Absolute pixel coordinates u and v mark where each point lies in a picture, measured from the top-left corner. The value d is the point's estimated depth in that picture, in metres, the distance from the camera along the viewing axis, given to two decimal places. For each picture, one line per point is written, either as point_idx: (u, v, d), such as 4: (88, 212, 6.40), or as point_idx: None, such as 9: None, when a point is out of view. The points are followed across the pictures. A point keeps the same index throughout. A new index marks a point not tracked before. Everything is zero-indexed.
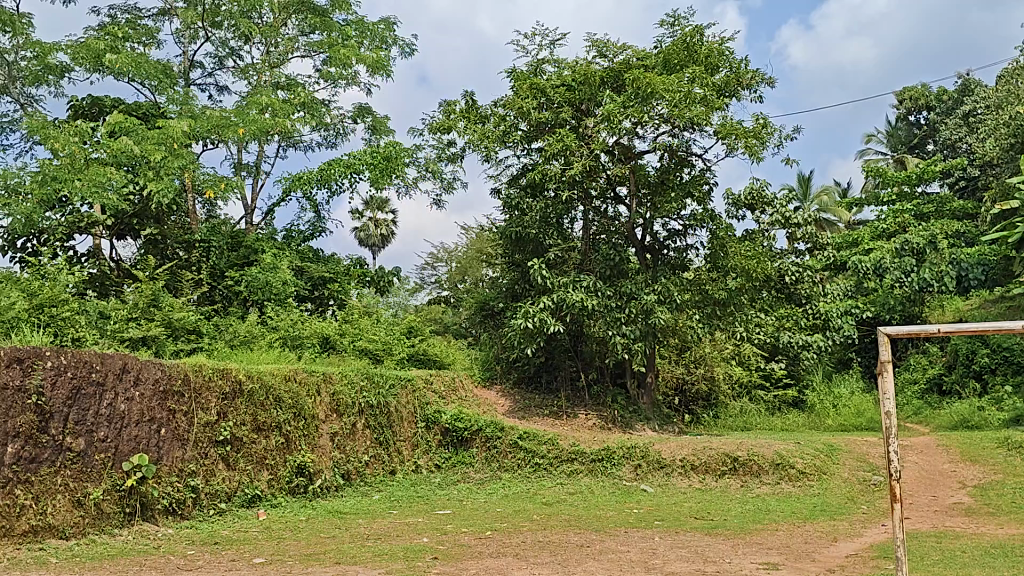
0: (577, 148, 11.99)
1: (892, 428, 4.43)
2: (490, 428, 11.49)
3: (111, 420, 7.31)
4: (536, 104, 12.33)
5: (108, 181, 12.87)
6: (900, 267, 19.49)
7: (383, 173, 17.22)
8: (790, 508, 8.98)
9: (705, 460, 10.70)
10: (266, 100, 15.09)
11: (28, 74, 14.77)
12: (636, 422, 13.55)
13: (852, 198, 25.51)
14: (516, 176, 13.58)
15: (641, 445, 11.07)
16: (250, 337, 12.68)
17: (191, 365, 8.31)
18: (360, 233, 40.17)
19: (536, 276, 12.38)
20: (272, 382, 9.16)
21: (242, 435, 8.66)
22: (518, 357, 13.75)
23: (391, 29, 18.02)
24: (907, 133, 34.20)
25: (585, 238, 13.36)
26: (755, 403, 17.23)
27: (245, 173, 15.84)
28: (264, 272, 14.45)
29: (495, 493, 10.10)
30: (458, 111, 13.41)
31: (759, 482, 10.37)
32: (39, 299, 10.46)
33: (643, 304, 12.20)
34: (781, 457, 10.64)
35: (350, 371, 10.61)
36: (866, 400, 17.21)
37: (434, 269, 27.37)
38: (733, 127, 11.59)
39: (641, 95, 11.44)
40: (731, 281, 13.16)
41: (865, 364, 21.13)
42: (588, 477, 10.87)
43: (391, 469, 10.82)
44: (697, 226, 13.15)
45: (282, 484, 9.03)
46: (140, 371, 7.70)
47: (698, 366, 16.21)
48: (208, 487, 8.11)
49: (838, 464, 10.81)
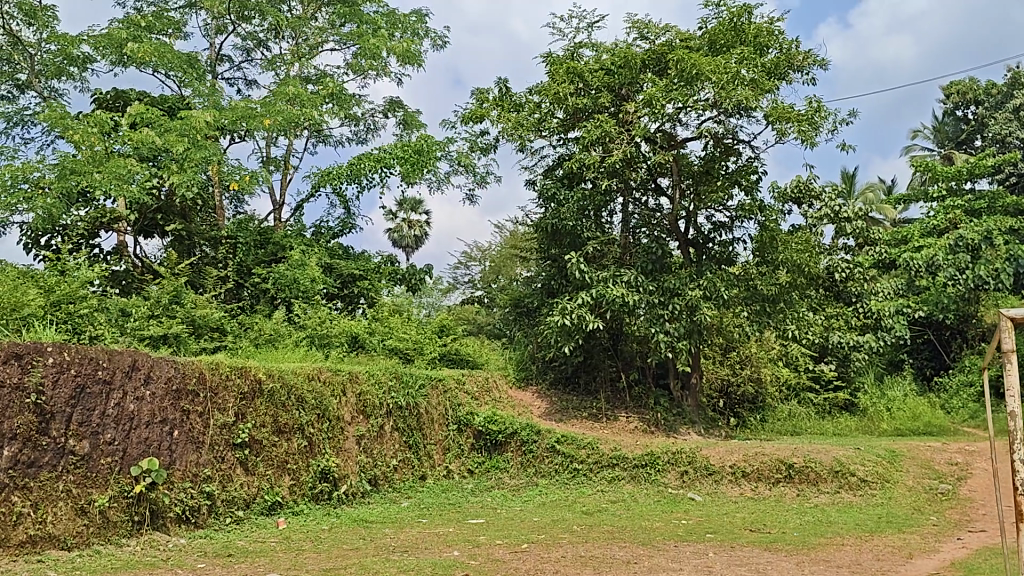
0: (617, 134, 11.37)
1: (1015, 434, 3.74)
2: (526, 431, 10.88)
3: (119, 422, 6.79)
4: (573, 89, 11.75)
5: (131, 174, 12.41)
6: (955, 265, 18.36)
7: (414, 168, 16.66)
8: (854, 520, 8.26)
9: (757, 467, 9.98)
10: (293, 91, 14.62)
11: (52, 67, 14.45)
12: (680, 426, 12.84)
13: (898, 195, 24.59)
14: (552, 167, 12.98)
15: (688, 451, 10.40)
16: (275, 336, 12.17)
17: (207, 363, 7.79)
18: (394, 234, 39.79)
19: (573, 270, 11.78)
20: (294, 381, 8.62)
21: (262, 437, 8.10)
22: (555, 356, 13.22)
23: (423, 20, 17.45)
24: (954, 128, 33.06)
25: (625, 232, 12.72)
26: (804, 406, 16.45)
27: (273, 167, 15.37)
28: (292, 269, 13.98)
29: (532, 500, 9.48)
30: (491, 99, 12.82)
31: (816, 491, 9.64)
32: (56, 296, 10.05)
33: (687, 300, 11.54)
34: (839, 464, 9.91)
35: (377, 370, 10.06)
36: (921, 404, 16.36)
37: (467, 269, 26.84)
38: (784, 111, 10.86)
39: (685, 77, 10.76)
40: (781, 276, 12.44)
41: (917, 366, 20.29)
42: (631, 484, 10.21)
43: (421, 474, 10.25)
44: (745, 218, 12.44)
45: (305, 491, 8.45)
46: (151, 369, 7.18)
47: (743, 367, 15.57)
48: (224, 493, 7.56)
49: (901, 472, 10.04)
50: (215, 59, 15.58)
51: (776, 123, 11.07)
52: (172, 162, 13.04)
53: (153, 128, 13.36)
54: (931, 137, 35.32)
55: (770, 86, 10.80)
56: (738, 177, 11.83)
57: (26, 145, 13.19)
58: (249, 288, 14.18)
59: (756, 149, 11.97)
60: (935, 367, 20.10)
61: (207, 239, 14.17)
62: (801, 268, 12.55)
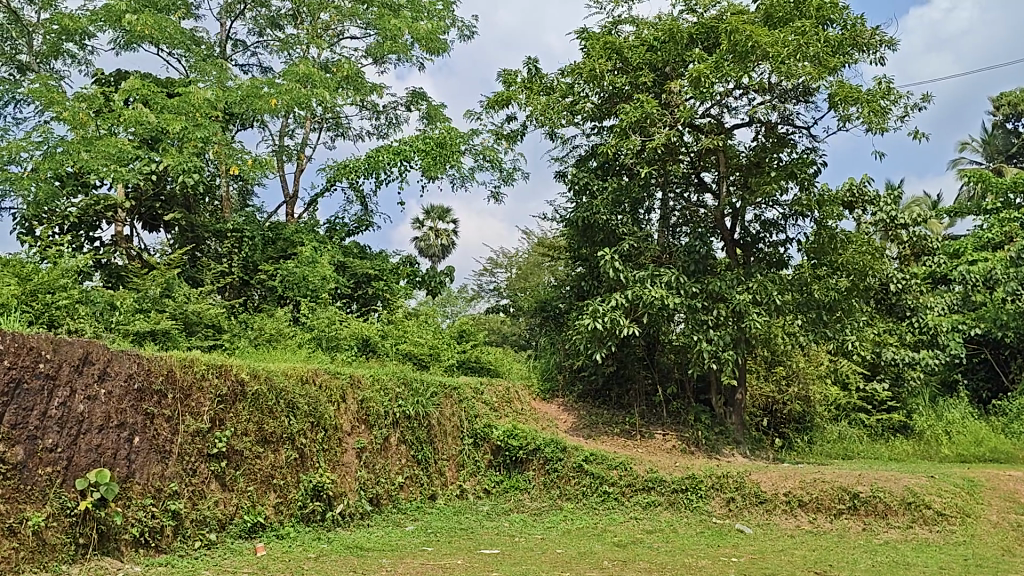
0: (659, 116, 10.15)
1: None
2: (550, 448, 9.70)
3: (63, 425, 5.69)
4: (610, 67, 10.60)
5: (123, 154, 11.36)
6: (1018, 279, 16.29)
7: (436, 161, 15.55)
8: (935, 562, 7.02)
9: (816, 495, 8.71)
10: (304, 71, 13.53)
11: (51, 46, 13.51)
12: (723, 445, 11.55)
13: (949, 210, 23.17)
14: (585, 157, 11.83)
15: (735, 475, 9.17)
16: (277, 336, 11.07)
17: (180, 359, 6.68)
18: (421, 243, 38.76)
19: (607, 268, 10.61)
20: (283, 384, 7.51)
21: (243, 448, 6.99)
22: (584, 365, 12.07)
23: (450, 6, 16.36)
24: (1004, 141, 31.52)
25: (665, 230, 11.52)
26: (854, 428, 15.12)
27: (285, 156, 14.30)
28: (301, 266, 12.88)
29: (557, 527, 8.28)
30: (520, 81, 11.70)
31: (886, 526, 8.35)
32: (33, 283, 9.00)
33: (735, 305, 10.32)
34: (913, 494, 8.62)
35: (382, 374, 8.94)
36: (985, 428, 14.94)
37: (493, 277, 25.75)
38: (851, 91, 9.63)
39: (739, 52, 9.51)
40: (840, 282, 11.16)
41: (972, 388, 18.81)
42: (669, 511, 8.98)
43: (431, 494, 9.11)
44: (799, 216, 11.18)
45: (293, 511, 7.31)
46: (108, 364, 6.09)
47: (790, 384, 14.20)
48: (193, 512, 6.42)
49: (980, 506, 8.78)
50: (226, 41, 14.58)
51: (840, 105, 9.87)
52: (171, 144, 12.02)
53: (152, 108, 12.35)
54: (979, 150, 33.86)
55: (835, 62, 9.58)
56: (794, 169, 10.42)
57: (17, 125, 12.23)
58: (256, 286, 13.19)
59: (814, 139, 10.71)
60: (992, 390, 18.57)
61: (213, 232, 13.17)
62: (862, 273, 11.26)
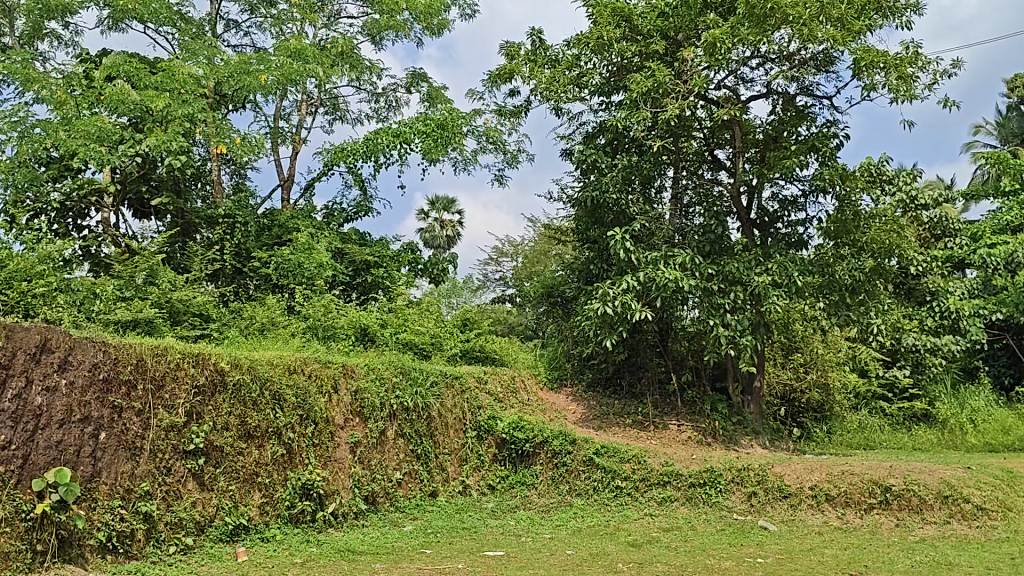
0: (672, 86, 9.55)
1: None
2: (559, 441, 9.14)
3: (18, 420, 5.13)
4: (619, 34, 9.97)
5: (105, 135, 10.80)
6: None
7: (437, 143, 14.97)
8: (981, 561, 6.42)
9: (845, 489, 8.12)
10: (296, 46, 12.91)
11: (34, 25, 12.94)
12: (742, 436, 10.95)
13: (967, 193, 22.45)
14: (594, 134, 11.24)
15: (756, 468, 8.59)
16: (269, 325, 10.52)
17: (152, 348, 6.11)
18: (426, 234, 38.19)
19: (617, 248, 10.01)
20: (269, 375, 6.95)
21: (223, 444, 6.42)
22: (593, 354, 11.51)
23: None
24: (1020, 124, 30.69)
25: (678, 210, 10.93)
26: (875, 417, 14.51)
27: (280, 139, 13.73)
28: (296, 253, 12.30)
29: (566, 526, 7.70)
30: (522, 53, 11.09)
31: (921, 521, 7.76)
32: (7, 271, 8.43)
33: (753, 287, 9.70)
34: (949, 487, 8.02)
35: (378, 363, 8.38)
36: (1012, 416, 14.30)
37: (498, 265, 25.10)
38: (877, 55, 9.00)
39: (757, 15, 8.89)
40: (864, 262, 10.54)
41: (993, 374, 18.15)
42: (686, 507, 8.40)
43: (431, 491, 8.55)
44: (820, 193, 10.57)
45: (280, 511, 6.76)
46: (70, 352, 5.53)
47: (808, 371, 13.51)
48: (168, 514, 5.87)
49: (1021, 499, 8.18)
50: (217, 19, 14.00)
51: (865, 72, 9.24)
52: (155, 124, 11.46)
53: (136, 87, 11.77)
54: (994, 133, 32.99)
55: (861, 25, 8.94)
56: (815, 141, 9.79)
57: None
58: (250, 275, 12.66)
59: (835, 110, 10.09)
60: (1015, 376, 17.90)
61: (204, 218, 12.60)
62: (887, 253, 10.62)
